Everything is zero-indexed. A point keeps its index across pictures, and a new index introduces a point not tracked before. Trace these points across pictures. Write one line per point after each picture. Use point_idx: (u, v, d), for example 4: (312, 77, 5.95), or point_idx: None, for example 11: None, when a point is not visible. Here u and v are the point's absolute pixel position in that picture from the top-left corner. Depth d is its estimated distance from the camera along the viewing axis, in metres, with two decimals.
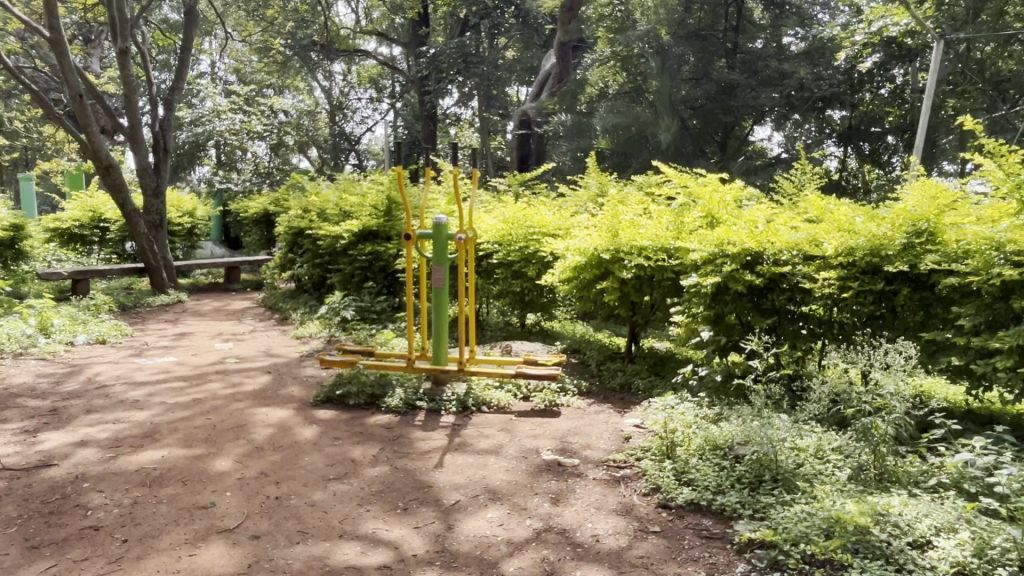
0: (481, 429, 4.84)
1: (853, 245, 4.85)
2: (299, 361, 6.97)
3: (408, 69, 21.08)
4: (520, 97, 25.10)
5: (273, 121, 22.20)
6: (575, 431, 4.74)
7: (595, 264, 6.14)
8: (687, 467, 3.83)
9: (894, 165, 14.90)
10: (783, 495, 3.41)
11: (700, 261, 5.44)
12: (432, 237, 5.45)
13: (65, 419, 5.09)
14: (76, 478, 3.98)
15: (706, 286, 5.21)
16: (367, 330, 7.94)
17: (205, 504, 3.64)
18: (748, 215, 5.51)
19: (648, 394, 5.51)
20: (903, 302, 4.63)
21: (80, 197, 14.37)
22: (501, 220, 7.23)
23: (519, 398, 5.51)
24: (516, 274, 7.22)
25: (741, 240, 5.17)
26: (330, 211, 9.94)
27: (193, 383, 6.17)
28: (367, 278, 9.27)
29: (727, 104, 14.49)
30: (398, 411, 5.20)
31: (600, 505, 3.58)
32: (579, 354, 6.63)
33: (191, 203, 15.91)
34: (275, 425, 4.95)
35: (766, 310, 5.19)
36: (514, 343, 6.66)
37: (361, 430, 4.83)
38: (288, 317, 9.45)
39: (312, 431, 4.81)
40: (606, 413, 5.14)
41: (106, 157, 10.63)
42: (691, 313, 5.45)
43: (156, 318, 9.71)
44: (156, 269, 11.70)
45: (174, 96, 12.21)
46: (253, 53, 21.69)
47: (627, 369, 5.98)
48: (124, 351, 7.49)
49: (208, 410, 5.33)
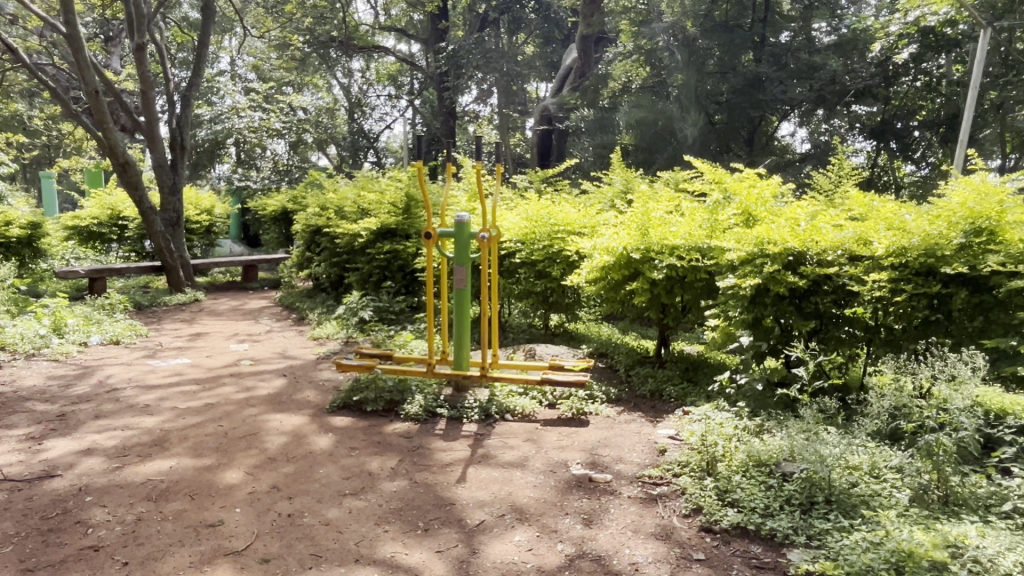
0: (505, 439, 4.56)
1: (906, 245, 4.52)
2: (315, 363, 6.75)
3: (427, 65, 20.86)
4: (540, 93, 24.61)
5: (292, 118, 21.91)
6: (605, 442, 4.46)
7: (624, 264, 5.83)
8: (731, 486, 3.54)
9: (925, 163, 14.46)
10: (841, 520, 3.13)
11: (738, 261, 5.14)
12: (453, 235, 5.18)
13: (72, 425, 4.89)
14: (79, 490, 3.77)
15: (745, 288, 4.90)
16: (386, 331, 7.71)
17: (212, 522, 3.41)
18: (789, 213, 5.18)
19: (681, 402, 5.21)
20: (959, 306, 4.29)
21: (98, 195, 14.27)
22: (524, 218, 6.95)
23: (544, 405, 5.23)
24: (539, 275, 6.94)
25: (783, 238, 4.85)
26: (348, 208, 9.73)
27: (205, 386, 5.97)
28: (386, 278, 9.05)
29: (755, 98, 14.04)
30: (417, 419, 4.93)
31: (637, 527, 3.30)
32: (606, 358, 6.32)
33: (209, 201, 15.80)
34: (289, 433, 4.71)
35: (807, 314, 4.87)
36: (538, 346, 6.39)
37: (378, 440, 4.58)
38: (305, 318, 9.24)
39: (327, 440, 4.57)
40: (637, 423, 4.84)
41: (123, 154, 10.49)
42: (727, 317, 5.14)
43: (172, 318, 9.55)
44: (173, 268, 11.54)
45: (192, 92, 12.03)
46: (272, 50, 21.55)
47: (658, 376, 5.67)
48: (138, 353, 7.32)
49: (220, 416, 5.11)
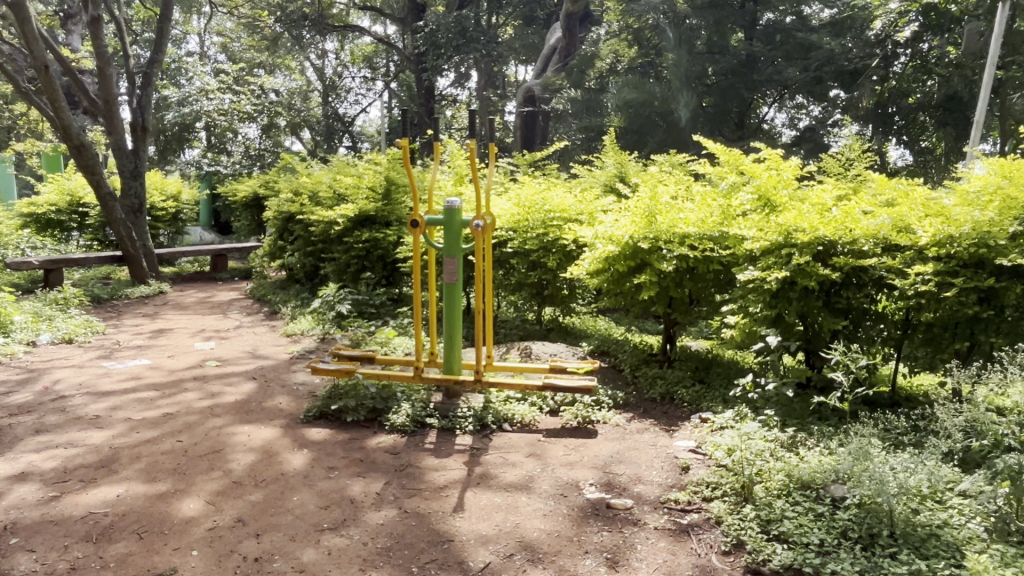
0: (505, 455, 4.03)
1: (955, 234, 4.03)
2: (289, 364, 6.15)
3: (405, 46, 19.89)
4: (518, 76, 23.84)
5: (264, 100, 20.78)
6: (620, 457, 3.94)
7: (629, 254, 5.27)
8: (775, 515, 3.07)
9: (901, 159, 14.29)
10: (915, 561, 2.67)
11: (758, 251, 4.66)
12: (442, 222, 4.62)
13: (6, 444, 4.25)
14: (3, 530, 3.15)
15: (769, 282, 4.40)
16: (364, 327, 7.17)
17: (162, 571, 2.84)
18: (814, 197, 4.70)
19: (696, 407, 4.72)
20: (1014, 301, 3.83)
21: (57, 179, 13.49)
22: (517, 203, 6.41)
23: (546, 413, 4.68)
24: (533, 265, 6.42)
25: (812, 226, 4.36)
26: (323, 194, 9.07)
27: (165, 392, 5.35)
28: (364, 268, 8.43)
29: (749, 79, 13.79)
30: (404, 430, 4.37)
31: (671, 570, 2.82)
32: (608, 357, 5.80)
33: (176, 186, 14.92)
34: (258, 449, 4.14)
35: (837, 310, 4.42)
36: (535, 344, 5.86)
37: (361, 457, 4.02)
38: (278, 311, 8.61)
39: (302, 458, 4.01)
40: (651, 432, 4.33)
41: (78, 135, 9.66)
42: (746, 312, 4.62)
43: (134, 312, 8.87)
44: (134, 258, 10.76)
45: (154, 70, 11.23)
46: (243, 29, 20.70)
47: (667, 377, 5.16)
48: (94, 353, 6.66)
49: (180, 429, 4.51)
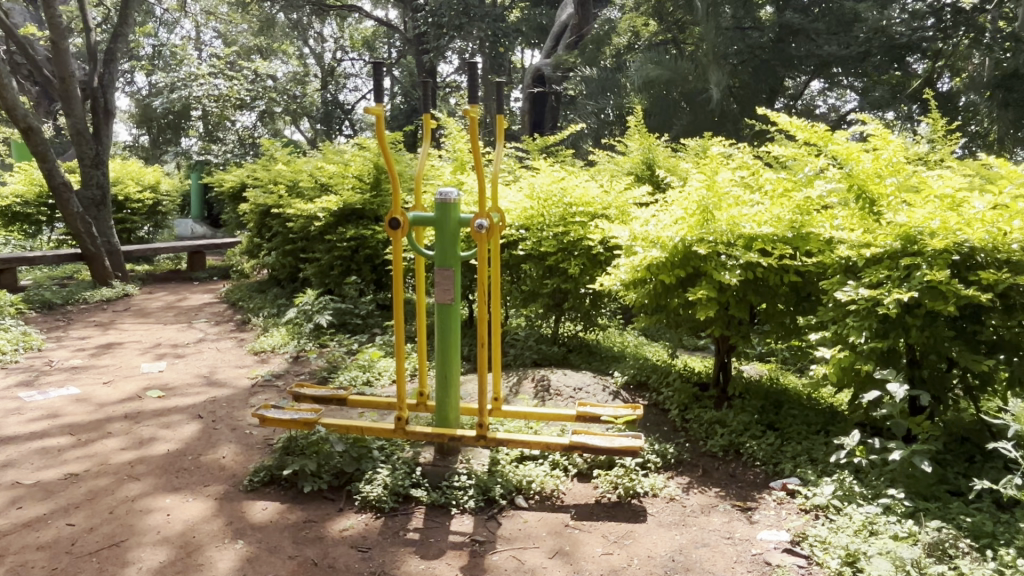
0: (520, 555, 2.83)
1: None
2: (248, 395, 4.97)
3: (405, 28, 18.40)
4: (524, 63, 22.33)
5: (257, 85, 19.03)
6: (685, 561, 2.75)
7: (678, 262, 4.03)
8: None
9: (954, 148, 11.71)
10: None
11: (859, 261, 3.47)
12: (433, 222, 3.40)
13: None
14: None
15: (885, 306, 3.17)
16: (345, 346, 6.00)
17: None
18: (937, 186, 3.47)
19: (775, 469, 3.53)
20: None
21: (25, 169, 12.26)
22: (530, 194, 5.21)
23: (573, 478, 3.48)
24: (549, 271, 5.25)
25: (946, 226, 3.18)
26: (304, 184, 7.89)
27: (82, 439, 4.17)
28: (350, 270, 7.25)
29: (787, 55, 12.46)
30: (378, 509, 3.18)
31: None
32: (647, 392, 4.56)
33: (154, 175, 13.65)
34: (174, 542, 2.96)
35: (976, 343, 3.27)
36: (552, 372, 4.66)
37: (318, 556, 2.84)
38: (249, 322, 7.43)
39: (233, 557, 2.83)
40: (721, 514, 3.14)
41: (21, 115, 8.46)
42: (847, 344, 3.40)
43: (86, 320, 7.70)
44: (96, 257, 9.49)
45: (117, 45, 10.01)
46: (234, 10, 19.29)
47: (729, 422, 3.95)
48: (16, 377, 5.47)
49: (79, 504, 3.32)
